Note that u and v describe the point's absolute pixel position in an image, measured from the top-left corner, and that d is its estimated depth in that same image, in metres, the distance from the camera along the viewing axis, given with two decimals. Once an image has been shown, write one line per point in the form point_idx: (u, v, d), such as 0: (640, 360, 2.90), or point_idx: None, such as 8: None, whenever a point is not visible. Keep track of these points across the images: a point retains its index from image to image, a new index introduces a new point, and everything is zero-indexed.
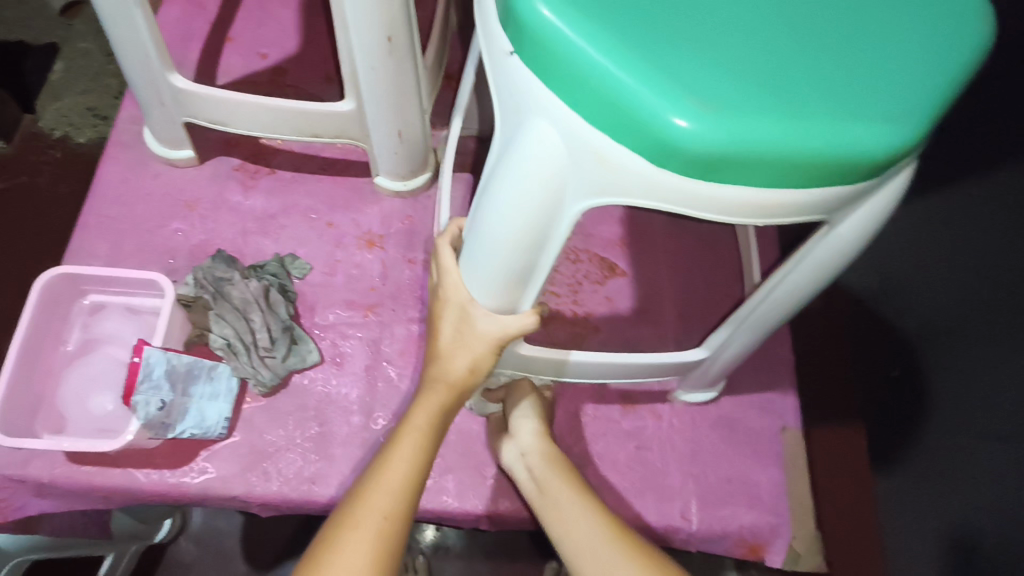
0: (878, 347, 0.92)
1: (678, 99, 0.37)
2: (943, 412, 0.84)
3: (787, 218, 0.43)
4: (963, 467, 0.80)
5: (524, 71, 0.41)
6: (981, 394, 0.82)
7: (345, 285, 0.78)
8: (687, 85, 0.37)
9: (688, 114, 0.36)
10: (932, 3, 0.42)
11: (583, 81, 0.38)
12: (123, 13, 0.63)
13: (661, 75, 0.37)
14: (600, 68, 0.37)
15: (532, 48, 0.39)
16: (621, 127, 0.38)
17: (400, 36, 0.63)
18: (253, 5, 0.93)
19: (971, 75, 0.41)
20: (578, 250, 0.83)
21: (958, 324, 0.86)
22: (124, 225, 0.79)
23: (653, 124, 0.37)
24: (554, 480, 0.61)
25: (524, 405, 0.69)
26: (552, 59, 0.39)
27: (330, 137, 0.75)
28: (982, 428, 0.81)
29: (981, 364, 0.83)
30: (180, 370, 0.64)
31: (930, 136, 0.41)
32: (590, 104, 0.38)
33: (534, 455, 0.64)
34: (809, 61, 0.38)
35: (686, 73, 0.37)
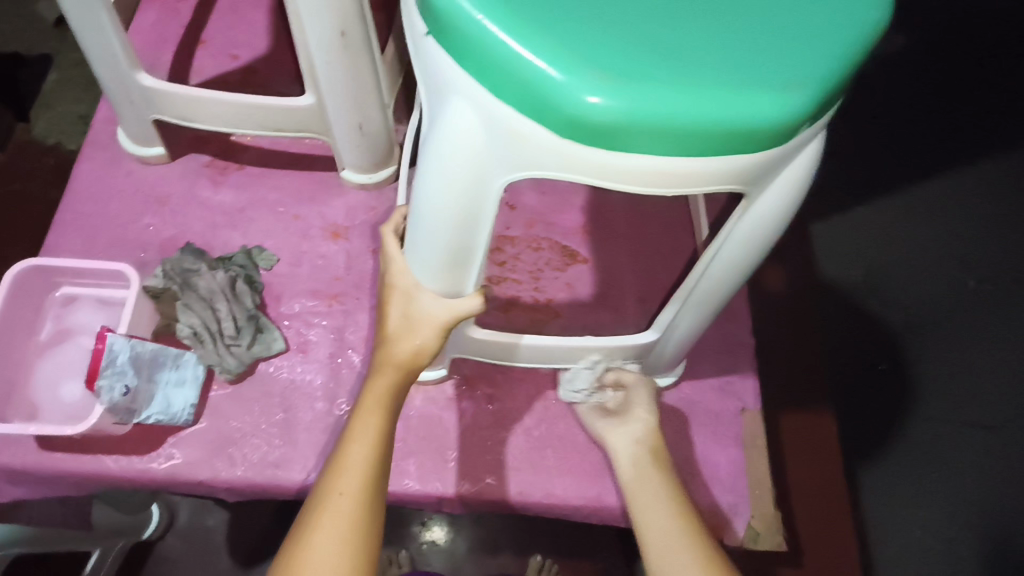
0: (862, 337, 1.01)
1: (576, 70, 0.38)
2: (926, 403, 0.96)
3: (702, 188, 0.43)
4: (945, 450, 0.94)
5: (439, 51, 0.43)
6: (952, 381, 0.97)
7: (311, 275, 0.81)
8: (584, 58, 0.38)
9: (588, 86, 0.38)
10: None
11: (486, 56, 0.39)
12: (88, 13, 0.66)
13: (560, 48, 0.38)
14: (500, 41, 0.38)
15: (443, 29, 0.41)
16: (525, 101, 0.40)
17: (353, 30, 0.65)
18: (225, 8, 0.96)
19: (877, 39, 0.42)
20: (539, 238, 0.86)
21: (935, 321, 1.00)
22: (97, 221, 0.81)
23: (555, 98, 0.38)
24: (654, 482, 0.57)
25: (642, 390, 0.65)
26: (460, 38, 0.40)
27: (294, 131, 0.78)
28: (959, 416, 0.95)
29: (953, 352, 0.98)
30: (146, 356, 0.67)
31: (834, 99, 0.41)
32: (495, 78, 0.40)
33: (635, 451, 0.60)
34: (705, 31, 0.39)
35: (583, 44, 0.38)
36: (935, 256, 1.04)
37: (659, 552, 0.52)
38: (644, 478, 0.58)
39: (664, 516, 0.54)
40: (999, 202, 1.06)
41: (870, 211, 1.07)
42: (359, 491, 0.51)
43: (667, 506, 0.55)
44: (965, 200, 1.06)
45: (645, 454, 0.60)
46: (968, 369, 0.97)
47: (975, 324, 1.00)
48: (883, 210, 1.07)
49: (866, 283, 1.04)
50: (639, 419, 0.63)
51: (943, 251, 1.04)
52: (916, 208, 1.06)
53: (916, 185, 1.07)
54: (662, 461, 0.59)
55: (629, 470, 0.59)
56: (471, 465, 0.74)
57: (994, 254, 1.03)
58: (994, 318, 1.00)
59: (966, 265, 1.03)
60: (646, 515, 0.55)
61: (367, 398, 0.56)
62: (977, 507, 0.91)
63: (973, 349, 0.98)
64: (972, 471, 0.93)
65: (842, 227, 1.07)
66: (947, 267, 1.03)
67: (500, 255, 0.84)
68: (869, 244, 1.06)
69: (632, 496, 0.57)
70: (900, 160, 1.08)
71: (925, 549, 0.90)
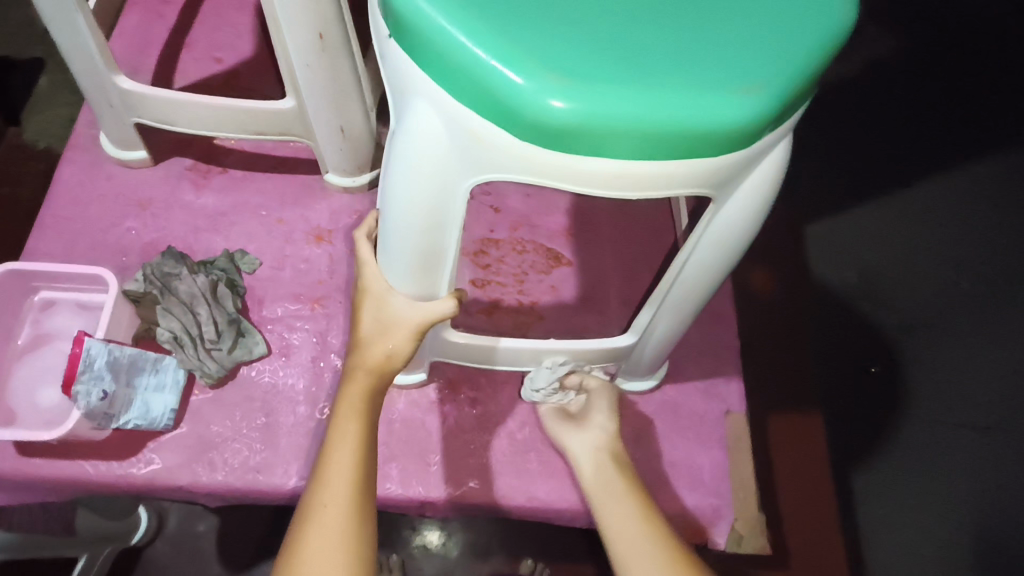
0: (853, 339, 1.01)
1: (533, 72, 0.38)
2: (921, 406, 0.95)
3: (667, 191, 0.43)
4: (940, 452, 0.92)
5: (401, 54, 0.43)
6: (947, 382, 0.95)
7: (293, 279, 0.80)
8: (541, 60, 0.38)
9: (544, 88, 0.38)
10: None
11: (445, 57, 0.39)
12: (63, 16, 0.65)
13: (517, 49, 0.38)
14: (457, 42, 0.38)
15: (404, 31, 0.41)
16: (484, 104, 0.40)
17: (332, 33, 0.65)
18: (210, 12, 0.96)
19: (841, 42, 0.41)
20: (524, 241, 0.85)
21: (929, 321, 0.99)
22: (79, 225, 0.81)
23: (511, 100, 0.38)
24: (615, 484, 0.58)
25: (602, 400, 0.68)
26: (419, 40, 0.40)
27: (275, 134, 0.77)
28: (955, 418, 0.93)
29: (951, 354, 0.97)
30: (123, 361, 0.66)
31: (796, 102, 0.41)
32: (455, 80, 0.40)
33: (595, 456, 0.62)
34: (664, 33, 0.39)
35: (540, 46, 0.38)
36: (928, 256, 1.03)
37: (628, 556, 0.52)
38: (606, 478, 0.59)
39: (629, 520, 0.55)
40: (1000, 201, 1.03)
41: (863, 213, 1.07)
42: (346, 500, 0.50)
43: (633, 508, 0.56)
44: (962, 200, 1.04)
45: (605, 456, 0.62)
46: (964, 371, 0.96)
47: (974, 325, 0.98)
48: (876, 211, 1.07)
49: (859, 286, 1.04)
50: (598, 425, 0.66)
51: (937, 251, 1.03)
52: (908, 208, 1.06)
53: (909, 186, 1.07)
54: (622, 465, 0.61)
55: (590, 474, 0.61)
56: (453, 469, 0.74)
57: (996, 255, 1.01)
58: (996, 320, 0.97)
59: (963, 265, 1.01)
60: (612, 518, 0.55)
61: (343, 406, 0.56)
62: (976, 512, 0.89)
63: (972, 351, 0.96)
64: (968, 474, 0.91)
65: (837, 230, 1.08)
66: (941, 267, 1.02)
67: (484, 258, 0.84)
68: (862, 247, 1.06)
69: (597, 501, 0.58)
70: (892, 161, 1.08)
71: (919, 552, 0.89)
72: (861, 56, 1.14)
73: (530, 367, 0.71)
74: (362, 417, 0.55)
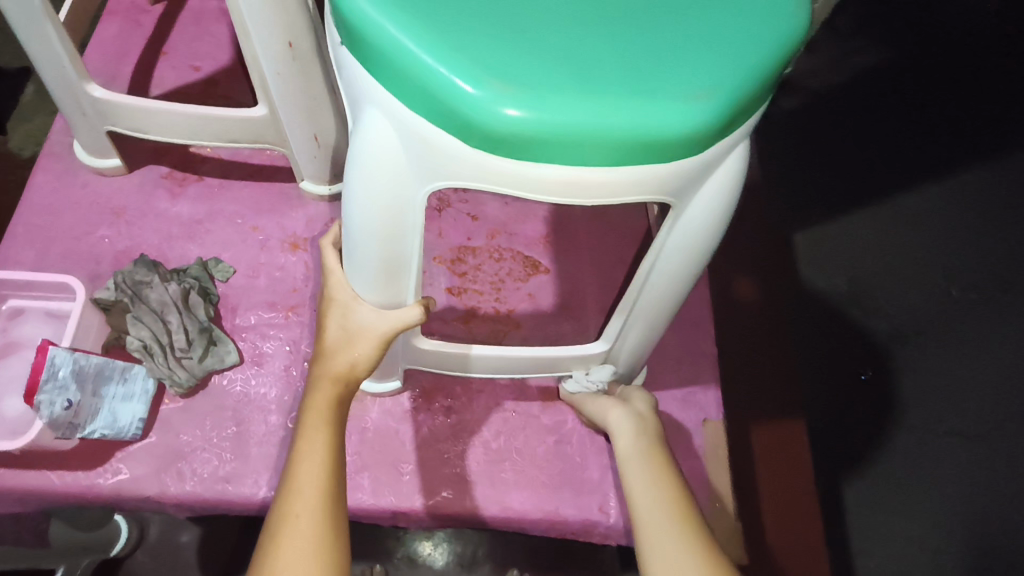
0: (845, 346, 1.00)
1: (480, 79, 0.37)
2: (911, 412, 0.93)
3: (622, 199, 0.43)
4: (928, 460, 0.90)
5: (353, 61, 0.43)
6: (937, 392, 0.93)
7: (267, 287, 0.80)
8: (486, 66, 0.38)
9: (487, 93, 0.37)
10: None
11: (393, 64, 0.39)
12: (33, 24, 0.65)
13: (461, 56, 0.38)
14: (404, 50, 0.38)
15: (353, 37, 0.41)
16: (433, 111, 0.39)
17: (302, 42, 0.64)
18: (189, 20, 0.96)
19: (792, 49, 0.41)
20: (501, 248, 0.85)
21: (920, 328, 0.97)
22: (51, 232, 0.80)
23: (458, 107, 0.38)
24: (647, 462, 0.57)
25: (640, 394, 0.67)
26: (367, 46, 0.40)
27: (249, 142, 0.77)
28: (943, 424, 0.91)
29: (939, 362, 0.94)
30: (89, 370, 0.65)
31: (747, 108, 0.41)
32: (403, 86, 0.40)
33: (629, 432, 0.61)
34: (609, 40, 0.39)
35: (485, 53, 0.38)
36: (919, 262, 1.01)
37: (653, 527, 0.51)
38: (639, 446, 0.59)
39: (657, 491, 0.54)
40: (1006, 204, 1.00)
41: (857, 219, 1.07)
42: (319, 508, 0.49)
43: (666, 488, 0.54)
44: (954, 206, 1.02)
45: (642, 427, 0.61)
46: (951, 379, 0.93)
47: (969, 333, 0.94)
48: (868, 218, 1.06)
49: (849, 292, 1.03)
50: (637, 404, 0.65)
51: (927, 256, 1.01)
52: (898, 213, 1.05)
53: (900, 193, 1.05)
54: (655, 443, 0.59)
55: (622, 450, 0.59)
56: (428, 478, 0.73)
57: (994, 259, 0.98)
58: (990, 324, 0.94)
59: (953, 272, 0.98)
60: (638, 483, 0.55)
61: (309, 414, 0.54)
62: (965, 520, 0.86)
63: (963, 359, 0.93)
64: (960, 488, 0.88)
65: (828, 236, 1.07)
66: (929, 274, 0.99)
67: (461, 266, 0.83)
68: (854, 254, 1.05)
69: (628, 464, 0.57)
70: (878, 168, 1.07)
71: (914, 563, 0.87)
72: (852, 65, 1.14)
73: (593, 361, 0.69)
74: (330, 424, 0.54)
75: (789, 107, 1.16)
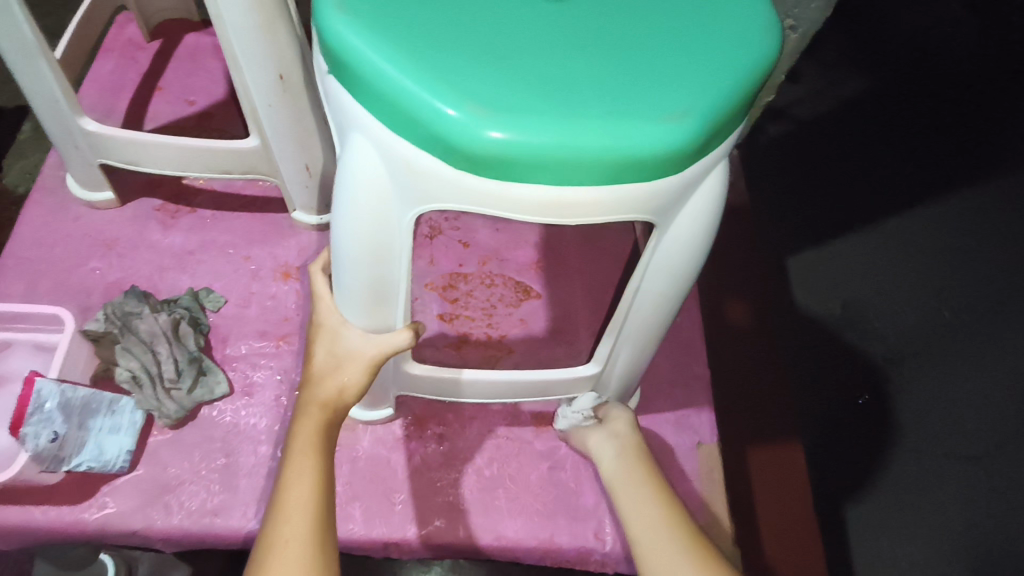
0: (842, 369, 1.00)
1: (459, 103, 0.38)
2: (908, 434, 0.93)
3: (604, 219, 0.43)
4: (928, 484, 0.90)
5: (338, 89, 0.44)
6: (936, 413, 0.93)
7: (259, 316, 0.80)
8: (465, 89, 0.38)
9: (467, 116, 0.38)
10: (723, 14, 0.43)
11: (376, 89, 0.40)
12: (26, 60, 0.66)
13: (441, 80, 0.39)
14: (386, 75, 0.39)
15: (337, 65, 0.42)
16: (416, 134, 0.40)
17: (293, 74, 0.66)
18: (184, 57, 0.98)
19: (764, 72, 0.42)
20: (492, 274, 0.85)
21: (916, 350, 0.98)
22: (42, 265, 0.80)
23: (440, 130, 0.39)
24: (638, 486, 0.56)
25: (618, 407, 0.66)
26: (351, 73, 0.41)
27: (241, 173, 0.78)
28: (942, 446, 0.91)
29: (932, 384, 0.95)
30: (76, 402, 0.65)
31: (723, 128, 0.42)
32: (387, 111, 0.40)
33: (617, 457, 0.60)
34: (585, 65, 0.40)
35: (465, 78, 0.39)
36: (911, 283, 1.02)
37: (651, 551, 0.51)
38: (628, 467, 0.58)
39: (653, 514, 0.53)
40: (997, 232, 1.01)
41: (843, 244, 1.07)
42: (309, 537, 0.48)
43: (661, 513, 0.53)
44: (940, 230, 1.03)
45: (627, 446, 0.61)
46: (948, 400, 0.93)
47: (960, 352, 0.95)
48: (855, 243, 1.06)
49: (842, 316, 1.03)
50: (617, 419, 0.64)
51: (920, 279, 1.01)
52: (888, 237, 1.05)
53: (887, 218, 1.06)
54: (643, 465, 0.59)
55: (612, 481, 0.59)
56: (420, 508, 0.72)
57: (988, 282, 0.99)
58: (986, 345, 0.94)
59: (942, 294, 0.99)
60: (632, 507, 0.54)
61: (297, 442, 0.53)
62: (968, 540, 0.86)
63: (960, 378, 0.94)
64: (958, 506, 0.88)
65: (821, 261, 1.07)
66: (923, 297, 1.00)
67: (453, 292, 0.84)
68: (847, 279, 1.06)
69: (618, 488, 0.57)
70: (867, 191, 1.07)
71: None
72: (835, 94, 1.15)
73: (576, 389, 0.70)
74: (319, 451, 0.53)
75: (775, 134, 1.17)
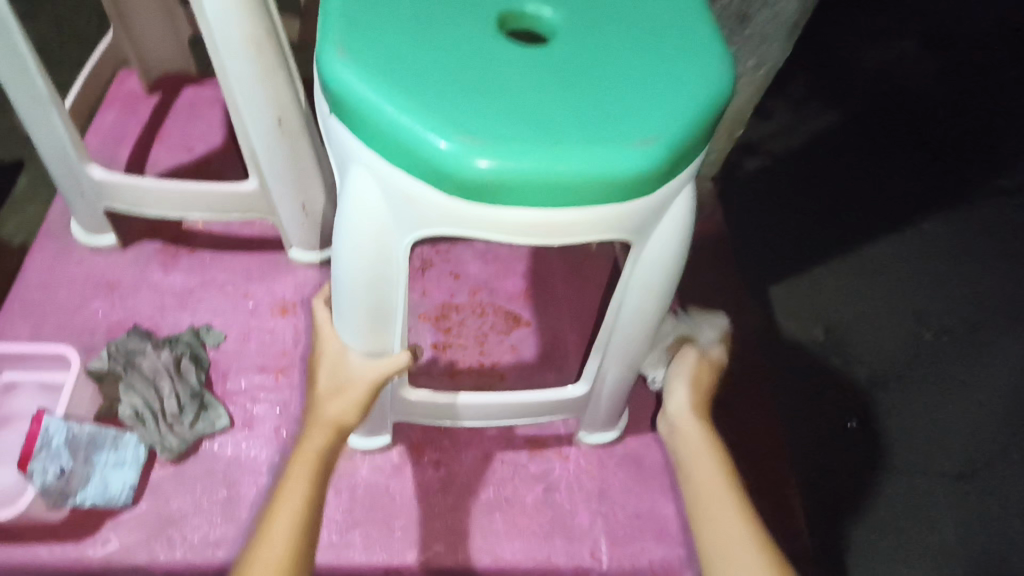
0: (827, 396, 0.99)
1: (449, 135, 0.42)
2: (895, 456, 0.95)
3: (584, 238, 0.47)
4: (923, 504, 0.91)
5: (338, 127, 0.48)
6: (923, 433, 0.96)
7: (258, 351, 0.82)
8: (455, 122, 0.43)
9: (457, 146, 0.42)
10: (684, 52, 0.48)
11: (374, 124, 0.44)
12: (39, 111, 0.71)
13: (433, 114, 0.43)
14: (383, 112, 0.43)
15: (338, 104, 0.46)
16: (411, 163, 0.44)
17: (291, 118, 0.70)
18: (183, 107, 1.03)
19: (723, 101, 0.47)
20: (483, 304, 0.89)
21: (898, 374, 1.01)
22: (46, 307, 0.83)
23: (434, 160, 0.43)
24: (713, 470, 0.57)
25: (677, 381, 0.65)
26: (351, 111, 0.45)
27: (240, 214, 0.81)
28: (935, 468, 0.94)
29: (917, 405, 0.98)
30: (82, 439, 0.68)
31: (688, 152, 0.46)
32: (384, 144, 0.44)
33: (688, 427, 0.62)
34: (561, 99, 0.45)
35: (455, 112, 0.43)
36: (889, 310, 1.06)
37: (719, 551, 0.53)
38: (695, 456, 0.59)
39: (727, 510, 0.55)
40: (941, 261, 1.11)
41: (822, 273, 1.09)
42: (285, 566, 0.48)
43: (736, 508, 0.55)
44: (910, 257, 1.11)
45: (694, 430, 0.61)
46: (935, 421, 0.97)
47: (932, 377, 1.01)
48: (834, 273, 1.09)
49: (828, 342, 1.03)
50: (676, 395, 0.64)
51: (895, 302, 1.07)
52: (865, 262, 1.10)
53: (865, 246, 1.12)
54: (720, 450, 0.59)
55: (684, 455, 0.60)
56: (419, 532, 0.73)
57: (933, 296, 1.08)
58: (953, 368, 1.01)
59: (922, 316, 1.06)
60: (702, 497, 0.56)
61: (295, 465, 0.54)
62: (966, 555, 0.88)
63: (939, 401, 0.98)
64: (954, 524, 0.90)
65: (799, 290, 1.08)
66: (903, 319, 1.05)
67: (445, 322, 0.87)
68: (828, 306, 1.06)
69: (687, 475, 0.59)
70: (841, 223, 1.14)
71: None
72: (806, 129, 1.22)
73: (568, 411, 0.72)
74: (313, 477, 0.53)
75: (753, 168, 1.19)
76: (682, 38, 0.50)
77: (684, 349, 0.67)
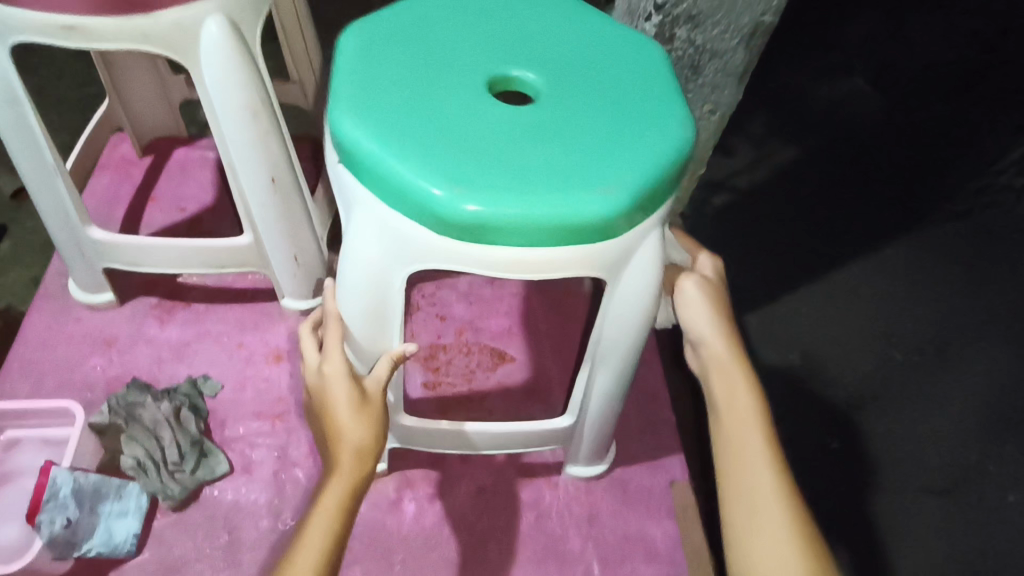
0: (812, 416, 1.03)
1: (441, 184, 0.48)
2: (883, 474, 0.98)
3: (561, 273, 0.52)
4: (918, 524, 0.93)
5: (346, 175, 0.53)
6: (908, 456, 0.99)
7: (254, 399, 0.85)
8: (446, 172, 0.48)
9: (448, 194, 0.47)
10: (648, 113, 0.55)
11: (377, 174, 0.50)
12: (44, 178, 0.75)
13: (428, 166, 0.48)
14: (383, 164, 0.49)
15: (346, 155, 0.52)
16: (410, 210, 0.49)
17: (283, 175, 0.75)
18: (174, 169, 1.08)
19: (684, 155, 0.53)
20: (469, 343, 0.93)
21: (876, 394, 1.05)
22: (45, 365, 0.86)
23: (428, 206, 0.48)
24: (737, 380, 0.62)
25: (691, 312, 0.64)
26: (357, 162, 0.51)
27: (235, 267, 0.85)
28: (915, 482, 0.97)
29: (901, 424, 1.02)
30: (87, 489, 0.70)
31: (651, 199, 0.52)
32: (385, 192, 0.50)
33: (716, 346, 0.63)
34: (539, 152, 0.50)
35: (446, 164, 0.49)
36: (861, 333, 1.11)
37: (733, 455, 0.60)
38: (722, 368, 0.63)
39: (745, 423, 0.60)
40: (909, 285, 1.16)
41: (798, 297, 1.14)
42: None
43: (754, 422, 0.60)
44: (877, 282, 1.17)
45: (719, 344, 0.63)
46: (921, 436, 1.00)
47: (909, 396, 1.04)
48: (807, 300, 1.14)
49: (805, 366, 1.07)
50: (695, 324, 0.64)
51: (866, 329, 1.11)
52: (833, 289, 1.15)
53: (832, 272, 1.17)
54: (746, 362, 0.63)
55: (715, 378, 0.63)
56: (417, 565, 0.76)
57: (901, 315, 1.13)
58: (926, 387, 1.05)
59: (894, 339, 1.10)
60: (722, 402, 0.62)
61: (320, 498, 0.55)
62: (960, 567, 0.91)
63: (915, 414, 1.02)
64: (938, 536, 0.93)
65: (773, 316, 1.13)
66: (874, 341, 1.10)
67: (434, 362, 0.91)
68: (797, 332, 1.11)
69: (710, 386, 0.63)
70: (815, 248, 1.19)
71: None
72: (774, 162, 1.29)
73: (554, 441, 0.76)
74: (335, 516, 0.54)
75: (721, 204, 1.24)
76: (648, 99, 0.56)
77: (683, 283, 0.64)
